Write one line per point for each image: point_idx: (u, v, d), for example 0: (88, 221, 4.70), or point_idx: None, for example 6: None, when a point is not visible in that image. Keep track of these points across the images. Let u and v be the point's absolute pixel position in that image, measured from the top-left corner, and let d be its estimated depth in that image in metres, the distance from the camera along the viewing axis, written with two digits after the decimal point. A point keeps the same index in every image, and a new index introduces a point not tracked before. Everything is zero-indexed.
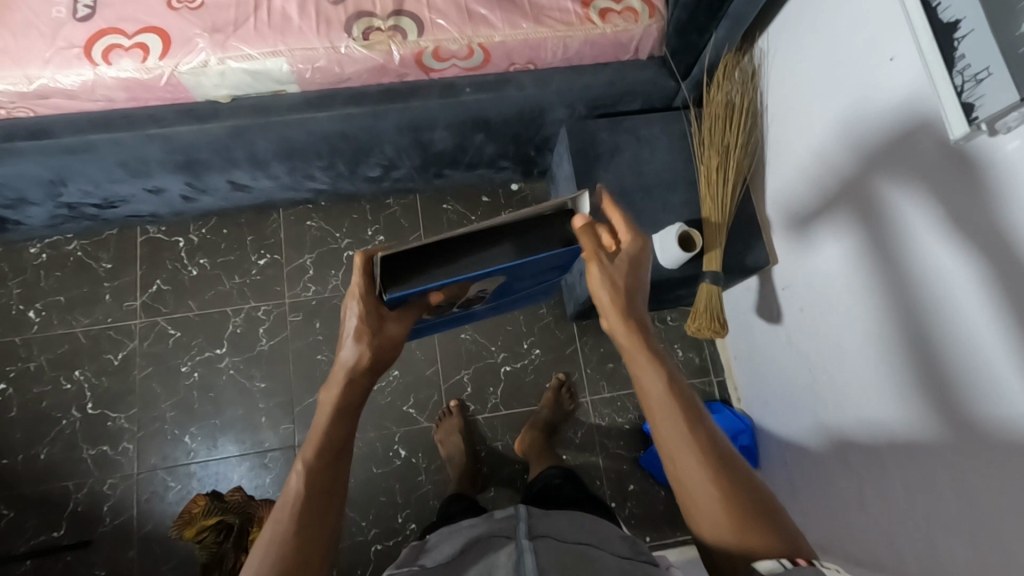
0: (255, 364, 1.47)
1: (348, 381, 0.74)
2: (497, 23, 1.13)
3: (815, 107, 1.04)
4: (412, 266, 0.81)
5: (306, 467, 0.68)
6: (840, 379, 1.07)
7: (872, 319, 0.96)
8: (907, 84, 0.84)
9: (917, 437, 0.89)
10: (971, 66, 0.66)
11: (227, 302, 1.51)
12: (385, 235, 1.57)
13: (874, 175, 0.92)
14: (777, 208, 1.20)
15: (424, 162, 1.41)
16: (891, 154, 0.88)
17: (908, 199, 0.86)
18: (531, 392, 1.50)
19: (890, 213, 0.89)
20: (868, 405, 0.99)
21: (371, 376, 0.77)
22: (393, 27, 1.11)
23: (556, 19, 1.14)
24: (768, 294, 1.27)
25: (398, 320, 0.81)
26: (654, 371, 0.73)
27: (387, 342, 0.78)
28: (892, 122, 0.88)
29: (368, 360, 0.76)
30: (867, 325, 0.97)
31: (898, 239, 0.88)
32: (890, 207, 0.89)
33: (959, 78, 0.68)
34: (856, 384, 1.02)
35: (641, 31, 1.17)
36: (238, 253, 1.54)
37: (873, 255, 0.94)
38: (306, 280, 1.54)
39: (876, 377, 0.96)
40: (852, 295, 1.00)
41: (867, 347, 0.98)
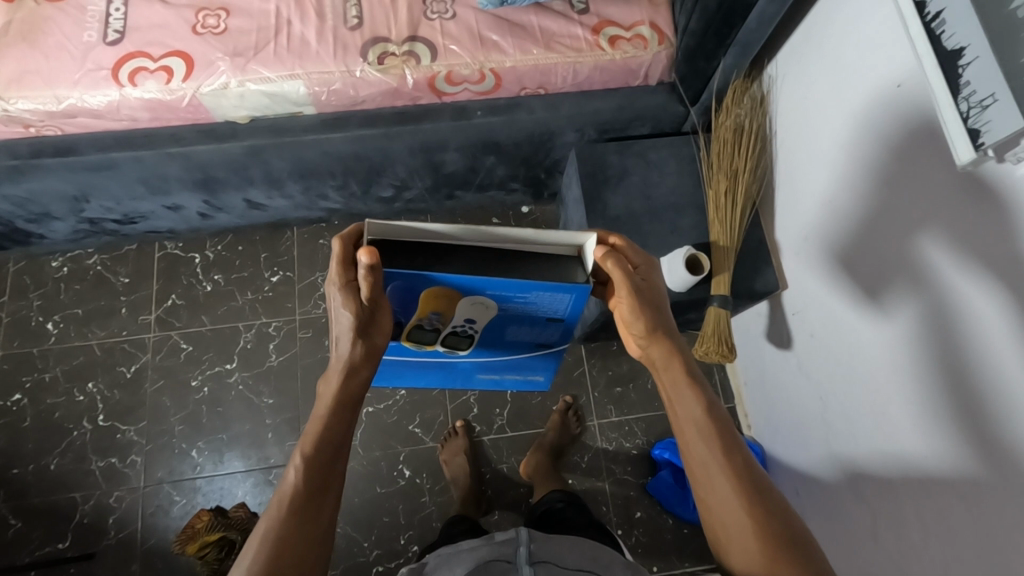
0: (264, 380, 1.48)
1: (347, 372, 0.79)
2: (509, 49, 1.16)
3: (824, 136, 1.04)
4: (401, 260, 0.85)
5: (304, 462, 0.71)
6: (853, 408, 1.05)
7: (886, 344, 0.94)
8: (914, 111, 0.84)
9: (935, 470, 0.86)
10: (976, 92, 0.66)
11: (239, 317, 1.53)
12: None
13: (886, 202, 0.92)
14: (787, 235, 1.19)
15: (435, 183, 1.43)
16: (901, 179, 0.89)
17: (921, 224, 0.85)
18: (536, 415, 1.49)
19: (902, 238, 0.89)
20: (881, 435, 0.97)
21: (374, 362, 0.82)
22: (407, 51, 1.14)
23: (567, 45, 1.17)
24: (777, 319, 1.26)
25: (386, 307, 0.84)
26: (693, 398, 0.77)
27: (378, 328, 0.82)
28: (902, 146, 0.88)
29: (365, 349, 0.80)
30: (882, 354, 0.95)
31: (913, 263, 0.87)
32: (903, 234, 0.89)
33: (965, 104, 0.67)
34: (868, 412, 1.01)
35: (651, 58, 1.19)
36: (251, 269, 1.57)
37: (890, 282, 0.92)
38: (317, 297, 1.56)
39: (891, 406, 0.94)
40: (865, 319, 0.99)
41: (882, 375, 0.96)
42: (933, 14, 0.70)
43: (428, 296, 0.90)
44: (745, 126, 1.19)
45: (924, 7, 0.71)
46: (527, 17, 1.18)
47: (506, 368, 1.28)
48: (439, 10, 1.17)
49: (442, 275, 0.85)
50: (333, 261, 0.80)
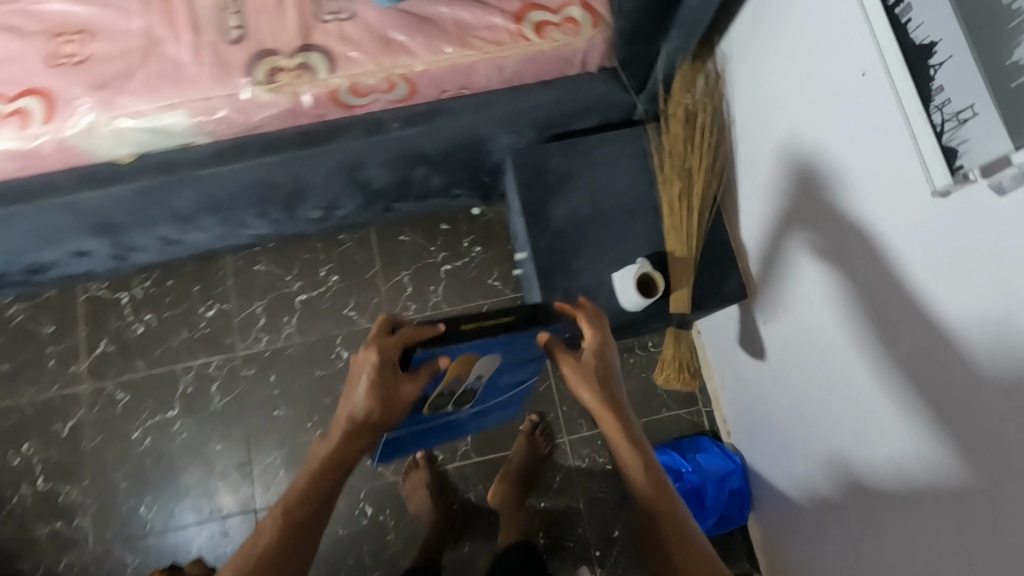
0: (210, 425, 1.39)
1: (350, 434, 0.84)
2: (418, 50, 1.00)
3: (785, 125, 0.90)
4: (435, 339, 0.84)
5: (285, 511, 0.80)
6: (828, 427, 0.95)
7: (862, 368, 0.84)
8: (880, 107, 0.70)
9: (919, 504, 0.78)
10: (951, 102, 0.58)
11: (176, 359, 1.42)
12: (338, 274, 1.47)
13: (854, 205, 0.79)
14: (750, 234, 1.06)
15: (368, 199, 1.29)
16: (869, 184, 0.75)
17: (893, 233, 0.73)
18: (503, 437, 1.39)
19: (875, 253, 0.77)
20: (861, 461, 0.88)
21: (376, 429, 0.85)
22: (299, 64, 0.98)
23: (486, 40, 1.01)
24: (748, 326, 1.14)
25: (409, 381, 0.85)
26: (640, 461, 0.83)
27: (396, 402, 0.83)
28: (869, 144, 0.74)
29: (375, 418, 0.83)
30: (857, 374, 0.85)
31: (887, 277, 0.76)
32: (873, 242, 0.77)
33: (938, 116, 0.60)
34: (845, 437, 0.91)
35: (585, 44, 1.03)
36: (184, 305, 1.45)
37: (861, 294, 0.81)
38: (258, 329, 1.44)
39: (868, 431, 0.85)
40: (839, 336, 0.88)
41: (858, 395, 0.86)
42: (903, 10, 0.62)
43: (455, 363, 0.90)
44: (699, 116, 1.03)
45: None
46: (437, 9, 1.01)
47: (487, 410, 1.22)
48: (333, 9, 1.00)
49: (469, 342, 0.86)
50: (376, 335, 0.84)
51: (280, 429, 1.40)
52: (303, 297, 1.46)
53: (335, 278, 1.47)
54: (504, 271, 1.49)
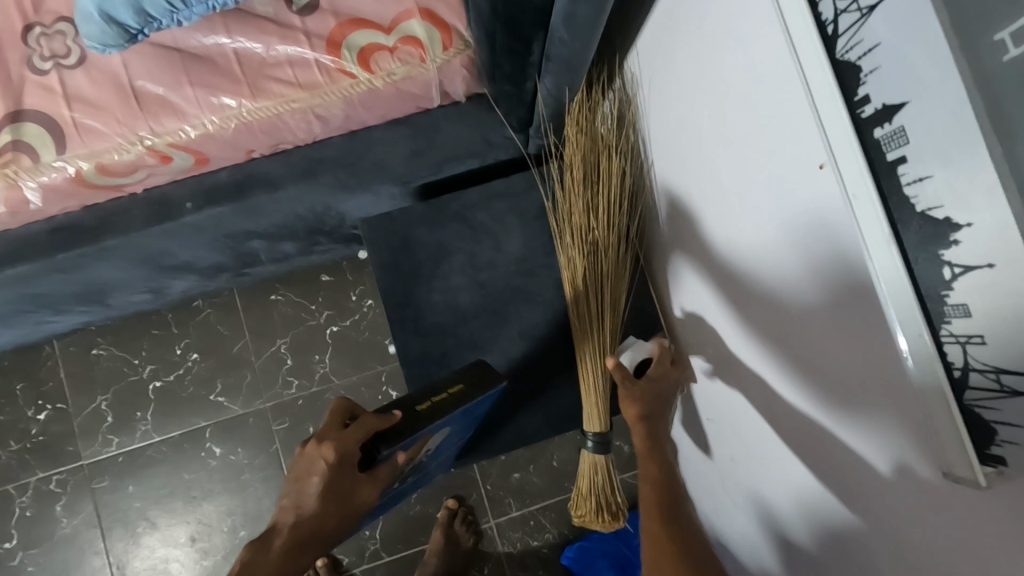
0: (59, 554, 1.14)
1: (303, 540, 0.63)
2: (189, 108, 0.68)
3: (717, 188, 0.63)
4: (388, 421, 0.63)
5: None
6: (774, 553, 0.74)
7: (806, 532, 0.63)
8: (839, 219, 0.44)
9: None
10: (976, 334, 0.33)
11: (8, 478, 1.15)
12: (200, 350, 1.20)
13: (790, 306, 0.55)
14: (676, 304, 0.83)
15: (202, 275, 1.00)
16: (824, 315, 0.50)
17: (805, 311, 0.53)
18: (418, 530, 1.18)
19: (827, 408, 0.53)
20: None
21: (329, 540, 0.64)
22: (8, 145, 0.66)
23: (289, 83, 0.69)
24: (690, 410, 0.91)
25: (368, 481, 0.64)
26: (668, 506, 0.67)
27: (354, 510, 0.63)
28: (822, 261, 0.48)
29: (327, 525, 0.63)
30: (788, 486, 0.65)
31: (831, 417, 0.53)
32: (824, 382, 0.53)
33: (949, 340, 0.35)
34: None
35: (438, 74, 0.72)
36: (9, 409, 1.17)
37: (801, 425, 0.59)
38: (106, 431, 1.17)
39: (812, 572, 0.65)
40: (782, 480, 0.66)
41: (790, 509, 0.66)
42: (893, 143, 0.35)
43: (411, 454, 0.68)
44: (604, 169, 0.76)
45: (865, 104, 0.36)
46: (211, 40, 0.69)
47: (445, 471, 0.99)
48: (55, 53, 0.68)
49: (430, 426, 0.64)
50: (328, 422, 0.65)
51: (148, 548, 1.16)
52: (158, 384, 1.19)
53: (196, 356, 1.20)
54: None
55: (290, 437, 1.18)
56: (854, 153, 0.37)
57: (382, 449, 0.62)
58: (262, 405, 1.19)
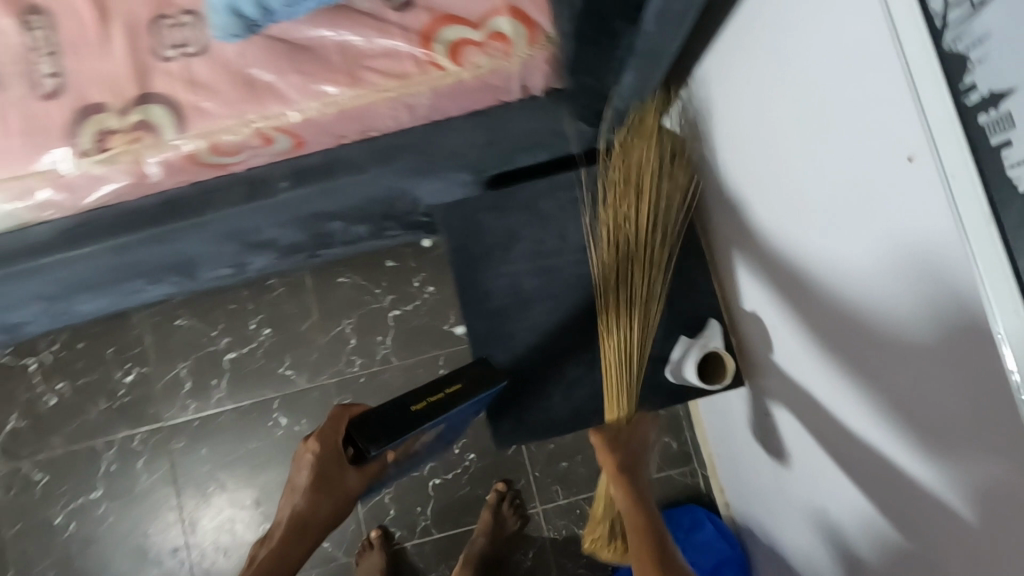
0: (138, 507, 1.24)
1: (305, 523, 0.75)
2: (293, 94, 0.74)
3: (792, 181, 0.64)
4: (376, 420, 0.68)
5: None
6: (834, 545, 0.75)
7: (876, 518, 0.64)
8: (927, 210, 0.45)
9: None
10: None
11: (96, 434, 1.25)
12: (270, 326, 1.27)
13: (866, 296, 0.56)
14: (740, 303, 0.84)
15: (281, 253, 1.06)
16: (904, 304, 0.51)
17: (882, 299, 0.54)
18: (468, 510, 1.22)
19: (903, 396, 0.54)
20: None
21: (331, 520, 0.76)
22: (136, 124, 0.73)
23: (384, 73, 0.75)
24: (746, 406, 0.93)
25: (357, 470, 0.75)
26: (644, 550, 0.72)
27: (345, 493, 0.74)
28: (905, 251, 0.49)
29: (324, 509, 0.74)
30: (856, 477, 0.66)
31: (907, 404, 0.54)
32: (903, 369, 0.54)
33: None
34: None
35: (521, 68, 0.77)
36: (99, 371, 1.27)
37: (875, 412, 0.59)
38: (183, 396, 1.26)
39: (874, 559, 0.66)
40: (849, 468, 0.67)
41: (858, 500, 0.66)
42: (999, 125, 0.35)
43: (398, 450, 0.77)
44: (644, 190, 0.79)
45: (971, 84, 0.37)
46: (315, 32, 0.74)
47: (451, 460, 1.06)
48: (178, 42, 0.75)
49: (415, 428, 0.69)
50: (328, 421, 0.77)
51: (217, 507, 1.24)
52: (232, 355, 1.27)
53: (267, 331, 1.27)
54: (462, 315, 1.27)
55: None
56: (954, 139, 0.38)
57: (372, 448, 0.67)
58: (325, 380, 1.26)
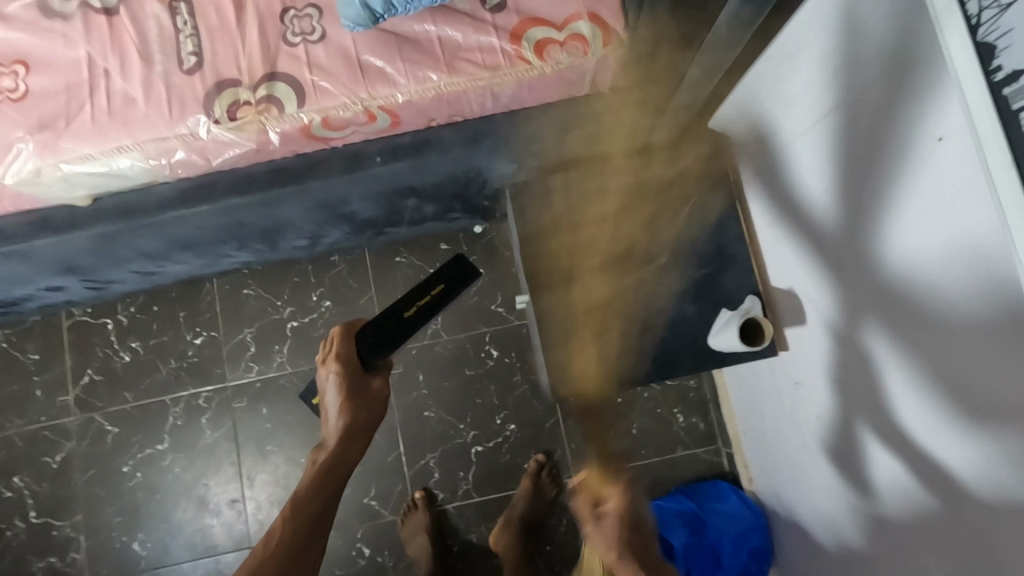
0: (200, 460, 1.34)
1: (348, 438, 0.86)
2: (399, 78, 0.86)
3: (836, 167, 0.74)
4: (376, 330, 0.87)
5: (289, 516, 0.80)
6: (859, 494, 0.83)
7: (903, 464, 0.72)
8: (959, 179, 0.54)
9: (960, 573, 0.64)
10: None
11: (165, 390, 1.36)
12: (331, 299, 1.38)
13: (900, 263, 0.65)
14: (784, 285, 0.93)
15: (356, 228, 1.17)
16: (932, 265, 0.60)
17: (914, 263, 0.63)
18: (507, 477, 1.31)
19: (930, 347, 0.63)
20: (896, 532, 0.75)
21: (366, 430, 0.88)
22: (263, 98, 0.85)
23: (478, 63, 0.86)
24: (776, 380, 1.03)
25: (379, 375, 0.90)
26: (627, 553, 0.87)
27: (374, 397, 0.88)
28: (939, 217, 0.58)
29: (358, 420, 0.86)
30: (889, 433, 0.73)
31: (934, 353, 0.62)
32: (929, 322, 0.62)
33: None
34: (876, 529, 0.79)
35: (595, 65, 0.88)
36: (171, 332, 1.37)
37: (905, 367, 0.68)
38: (248, 359, 1.36)
39: (896, 501, 0.74)
40: (879, 422, 0.75)
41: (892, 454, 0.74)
42: (1016, 92, 0.42)
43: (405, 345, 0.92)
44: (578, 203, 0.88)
45: (993, 55, 0.44)
46: (421, 27, 0.87)
47: None
48: (302, 30, 0.87)
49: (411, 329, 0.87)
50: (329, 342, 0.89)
51: (273, 464, 1.34)
52: (294, 324, 1.37)
53: (328, 303, 1.37)
54: (508, 296, 1.37)
55: (401, 381, 1.35)
56: (983, 103, 0.45)
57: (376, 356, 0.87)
58: None
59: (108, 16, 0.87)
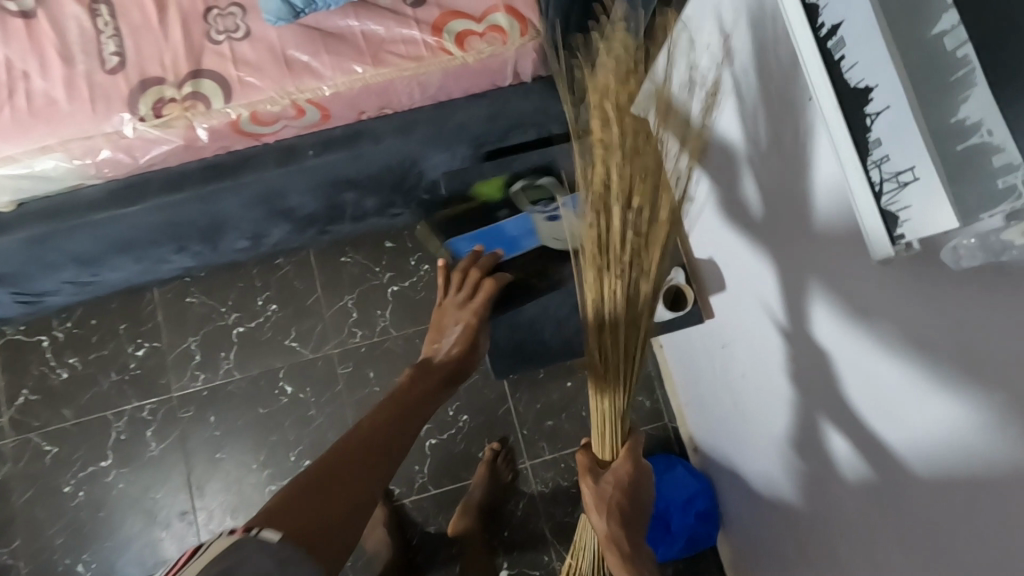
0: (149, 472, 1.31)
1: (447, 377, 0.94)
2: (325, 71, 0.89)
3: (744, 127, 0.82)
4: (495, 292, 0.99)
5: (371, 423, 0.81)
6: (783, 430, 0.90)
7: (812, 388, 0.79)
8: None
9: (876, 497, 0.70)
10: (891, 161, 0.46)
11: (107, 405, 1.32)
12: (278, 302, 1.38)
13: (799, 203, 0.74)
14: (706, 255, 1.01)
15: (296, 226, 1.18)
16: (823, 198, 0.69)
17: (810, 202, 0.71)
18: (463, 466, 1.33)
19: (827, 272, 0.71)
20: (815, 454, 0.82)
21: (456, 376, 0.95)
22: (189, 94, 0.87)
23: (401, 55, 0.90)
24: (706, 347, 1.09)
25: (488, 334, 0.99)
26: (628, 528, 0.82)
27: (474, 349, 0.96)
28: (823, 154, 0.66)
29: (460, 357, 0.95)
30: (801, 366, 0.81)
31: (830, 278, 0.71)
32: (825, 249, 0.70)
33: (877, 173, 0.48)
34: (800, 455, 0.86)
35: (514, 54, 0.93)
36: (112, 345, 1.34)
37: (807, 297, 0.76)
38: (193, 368, 1.35)
39: (810, 425, 0.82)
40: (791, 355, 0.83)
41: (812, 398, 0.80)
42: (836, 44, 0.49)
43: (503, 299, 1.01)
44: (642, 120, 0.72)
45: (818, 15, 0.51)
46: (345, 22, 0.90)
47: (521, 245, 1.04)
48: (226, 28, 0.88)
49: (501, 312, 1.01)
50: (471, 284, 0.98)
51: (224, 471, 1.32)
52: (240, 329, 1.36)
53: (274, 306, 1.37)
54: None
55: (352, 380, 1.35)
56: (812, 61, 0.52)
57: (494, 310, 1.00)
58: (330, 350, 1.36)
59: (26, 19, 0.87)
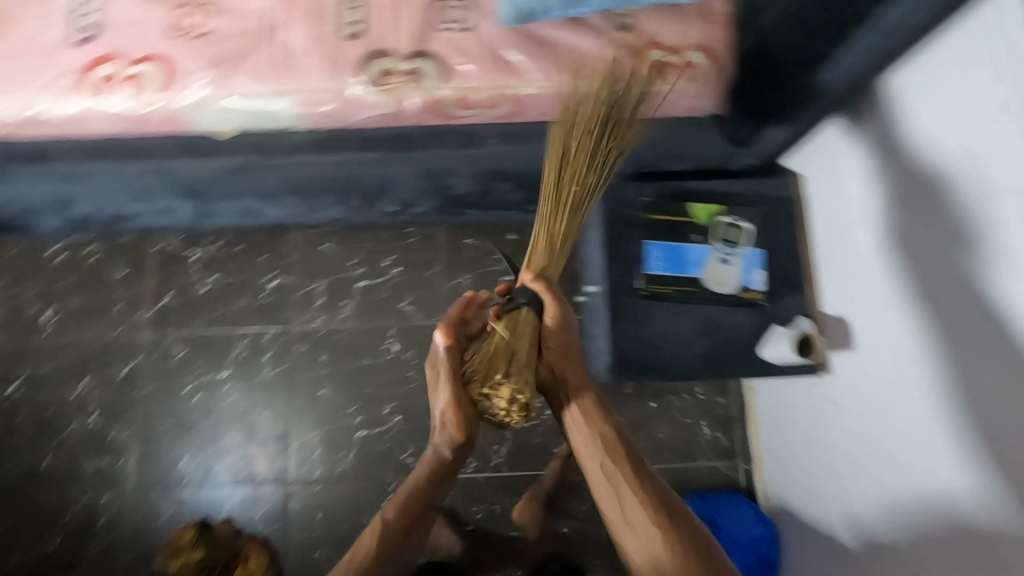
0: (258, 393, 1.43)
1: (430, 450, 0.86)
2: (530, 73, 0.98)
3: (902, 209, 0.88)
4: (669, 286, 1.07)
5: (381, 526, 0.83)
6: (883, 496, 0.95)
7: (934, 461, 0.84)
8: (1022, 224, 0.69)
9: (989, 552, 0.75)
10: None
11: (235, 324, 1.46)
12: (401, 267, 1.48)
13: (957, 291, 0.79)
14: (835, 311, 1.04)
15: (445, 202, 1.28)
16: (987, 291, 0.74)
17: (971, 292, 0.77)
18: (538, 457, 1.40)
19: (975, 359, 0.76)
20: (919, 523, 0.87)
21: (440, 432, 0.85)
22: (410, 70, 0.98)
23: (602, 72, 0.98)
24: (812, 401, 1.13)
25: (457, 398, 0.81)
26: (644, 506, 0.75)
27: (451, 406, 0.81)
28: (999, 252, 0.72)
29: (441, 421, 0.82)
30: (924, 439, 0.86)
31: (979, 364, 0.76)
32: (978, 337, 0.76)
33: None
34: (899, 522, 0.91)
35: (699, 91, 1.01)
36: (249, 272, 1.48)
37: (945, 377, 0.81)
38: (315, 308, 1.47)
39: (921, 495, 0.87)
40: (913, 427, 0.88)
41: (923, 451, 0.86)
42: None
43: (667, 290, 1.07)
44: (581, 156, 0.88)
45: None
46: (555, 33, 0.99)
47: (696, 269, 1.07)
48: (452, 19, 0.99)
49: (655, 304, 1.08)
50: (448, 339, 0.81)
51: (322, 408, 1.43)
52: (363, 284, 1.48)
53: (397, 270, 1.48)
54: (563, 290, 1.47)
55: None
56: None
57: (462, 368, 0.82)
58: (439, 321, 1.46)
59: None
